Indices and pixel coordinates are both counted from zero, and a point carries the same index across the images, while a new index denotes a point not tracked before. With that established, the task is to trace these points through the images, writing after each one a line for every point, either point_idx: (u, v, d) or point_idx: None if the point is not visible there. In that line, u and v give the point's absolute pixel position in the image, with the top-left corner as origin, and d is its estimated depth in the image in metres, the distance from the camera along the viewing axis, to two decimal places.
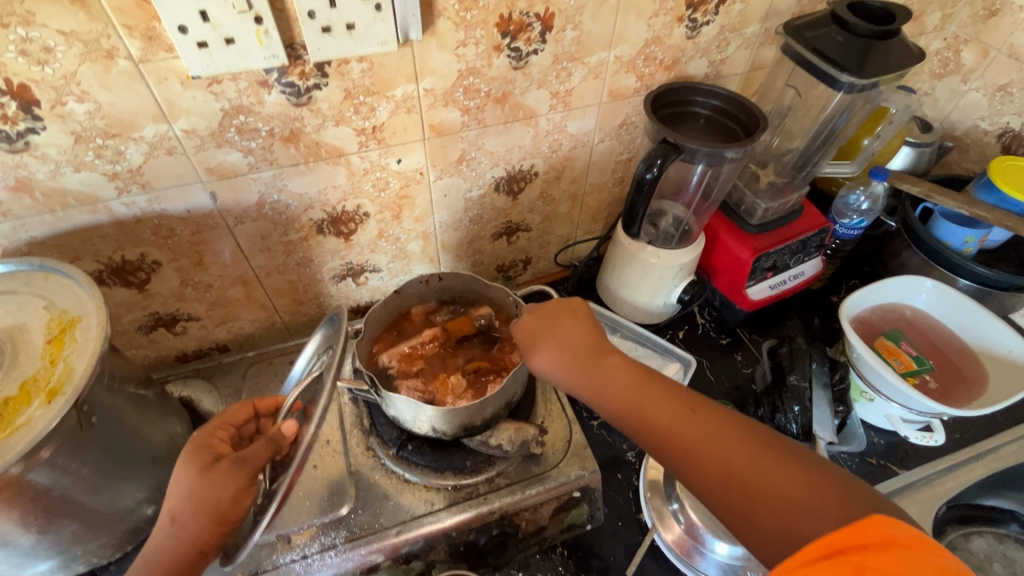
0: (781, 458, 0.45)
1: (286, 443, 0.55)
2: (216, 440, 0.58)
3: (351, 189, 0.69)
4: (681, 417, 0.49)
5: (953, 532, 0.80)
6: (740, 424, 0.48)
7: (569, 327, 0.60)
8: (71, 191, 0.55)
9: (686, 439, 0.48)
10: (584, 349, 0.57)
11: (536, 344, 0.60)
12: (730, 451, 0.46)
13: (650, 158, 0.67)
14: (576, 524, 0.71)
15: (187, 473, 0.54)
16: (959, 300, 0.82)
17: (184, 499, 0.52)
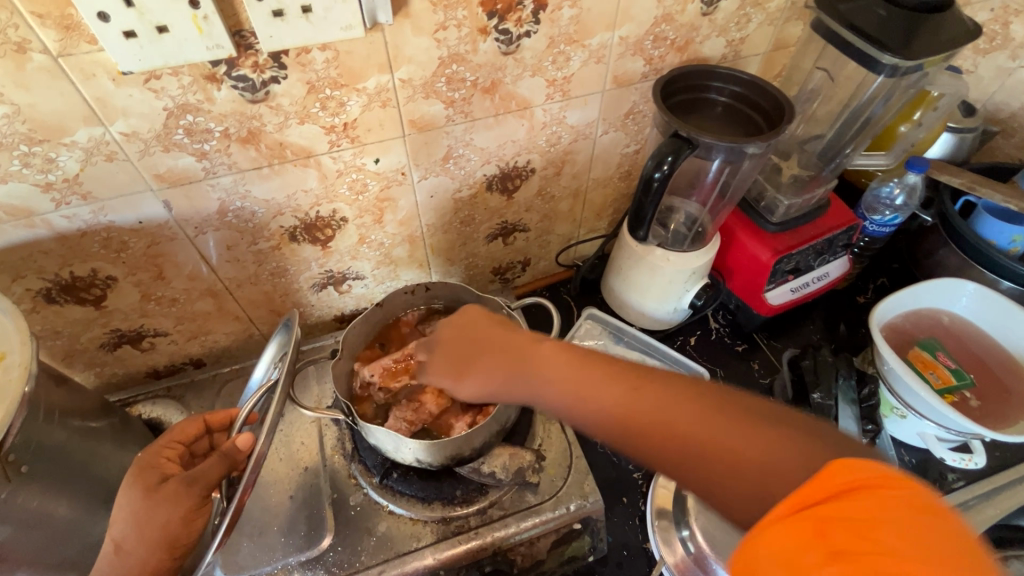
0: (730, 414, 0.37)
1: (242, 458, 0.49)
2: (163, 461, 0.53)
3: (324, 193, 0.62)
4: (628, 394, 0.42)
5: None
6: (679, 387, 0.41)
7: (485, 326, 0.56)
8: (1, 205, 0.49)
9: (640, 417, 0.41)
10: (491, 344, 0.54)
11: (456, 358, 0.56)
12: (680, 421, 0.39)
13: (660, 155, 0.59)
14: (577, 556, 0.66)
15: (131, 501, 0.49)
16: (1006, 306, 0.73)
17: (126, 527, 0.48)
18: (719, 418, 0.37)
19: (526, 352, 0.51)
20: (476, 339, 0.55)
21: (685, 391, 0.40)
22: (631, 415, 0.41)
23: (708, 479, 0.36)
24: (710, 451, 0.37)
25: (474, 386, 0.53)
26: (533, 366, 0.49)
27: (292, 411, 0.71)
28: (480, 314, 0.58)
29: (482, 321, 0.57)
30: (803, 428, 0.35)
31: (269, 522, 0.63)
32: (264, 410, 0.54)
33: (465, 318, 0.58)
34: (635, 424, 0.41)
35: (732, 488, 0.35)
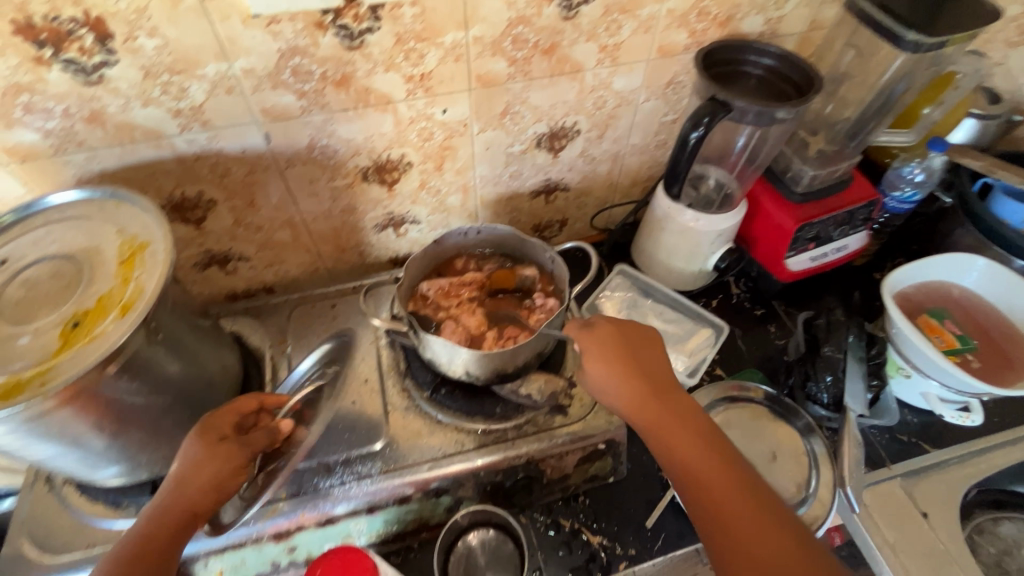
0: (802, 548, 0.47)
1: (281, 438, 0.62)
2: (226, 421, 0.59)
3: (396, 138, 0.70)
4: (711, 466, 0.53)
5: (982, 516, 0.83)
6: (783, 519, 0.49)
7: (667, 390, 0.60)
8: (139, 126, 0.58)
9: (729, 512, 0.50)
10: (663, 390, 0.60)
11: (599, 357, 0.62)
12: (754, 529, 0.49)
13: (697, 116, 0.66)
14: (600, 475, 0.74)
15: (198, 452, 0.56)
16: (1012, 279, 0.79)
17: (186, 467, 0.55)
18: (792, 550, 0.47)
19: (686, 417, 0.58)
20: (667, 385, 0.60)
21: (822, 562, 0.47)
22: (705, 484, 0.53)
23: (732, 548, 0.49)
24: None
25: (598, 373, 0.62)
26: (672, 438, 0.56)
27: (354, 333, 0.80)
28: (648, 334, 0.65)
29: (651, 362, 0.62)
30: None
31: (332, 423, 0.72)
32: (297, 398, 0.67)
33: (652, 348, 0.63)
34: (686, 460, 0.55)
35: None
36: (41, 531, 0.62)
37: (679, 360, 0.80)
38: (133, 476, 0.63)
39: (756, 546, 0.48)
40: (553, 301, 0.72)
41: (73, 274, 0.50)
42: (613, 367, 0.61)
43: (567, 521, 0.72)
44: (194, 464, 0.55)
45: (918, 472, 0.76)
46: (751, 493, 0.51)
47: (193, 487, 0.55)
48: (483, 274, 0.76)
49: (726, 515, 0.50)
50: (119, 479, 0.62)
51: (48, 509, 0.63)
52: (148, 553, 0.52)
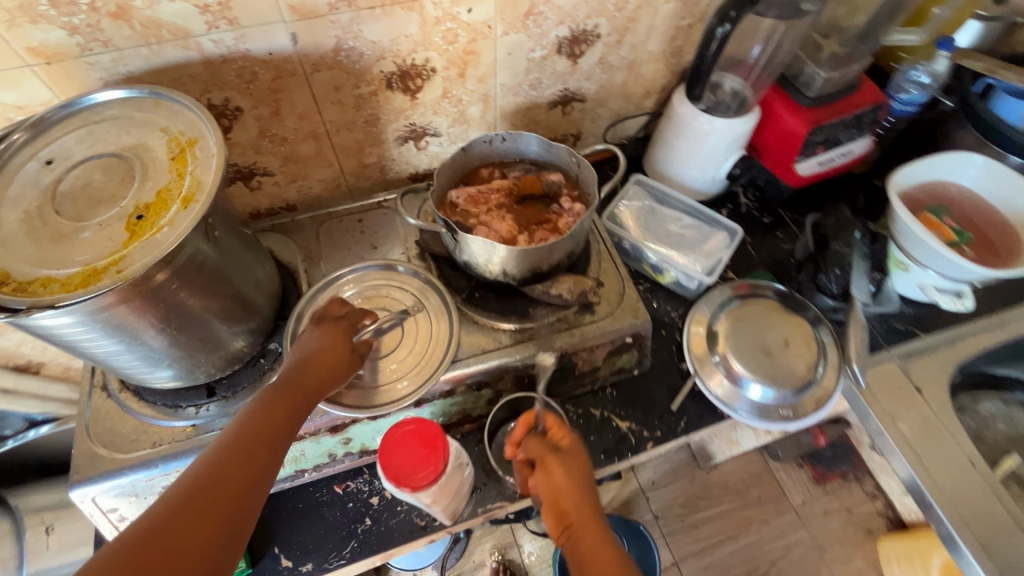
0: None
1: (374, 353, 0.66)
2: (338, 325, 0.63)
3: (421, 40, 0.69)
4: None
5: (965, 396, 0.92)
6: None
7: (576, 466, 0.64)
8: (166, 23, 0.56)
9: None
10: (581, 518, 0.61)
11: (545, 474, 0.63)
12: None
13: (725, 10, 0.67)
14: (626, 367, 0.79)
15: (330, 339, 0.61)
16: (1007, 174, 0.83)
17: (324, 345, 0.60)
18: None
19: (596, 522, 0.61)
20: (592, 515, 0.61)
21: None
22: (594, 547, 0.58)
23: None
24: None
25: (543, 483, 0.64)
26: (587, 539, 0.59)
27: (384, 246, 0.81)
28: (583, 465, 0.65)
29: (570, 473, 0.63)
30: None
31: None
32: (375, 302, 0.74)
33: (577, 464, 0.64)
34: (584, 532, 0.60)
35: None
36: (108, 431, 0.65)
37: (697, 262, 0.83)
38: (188, 379, 0.66)
39: None
40: (580, 206, 0.74)
41: (125, 171, 0.51)
42: (563, 484, 0.62)
43: (597, 409, 0.78)
44: (331, 342, 0.61)
45: (913, 355, 0.83)
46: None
47: (327, 363, 0.59)
48: (509, 181, 0.78)
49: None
50: (174, 382, 0.65)
51: (110, 412, 0.66)
52: (278, 413, 0.53)
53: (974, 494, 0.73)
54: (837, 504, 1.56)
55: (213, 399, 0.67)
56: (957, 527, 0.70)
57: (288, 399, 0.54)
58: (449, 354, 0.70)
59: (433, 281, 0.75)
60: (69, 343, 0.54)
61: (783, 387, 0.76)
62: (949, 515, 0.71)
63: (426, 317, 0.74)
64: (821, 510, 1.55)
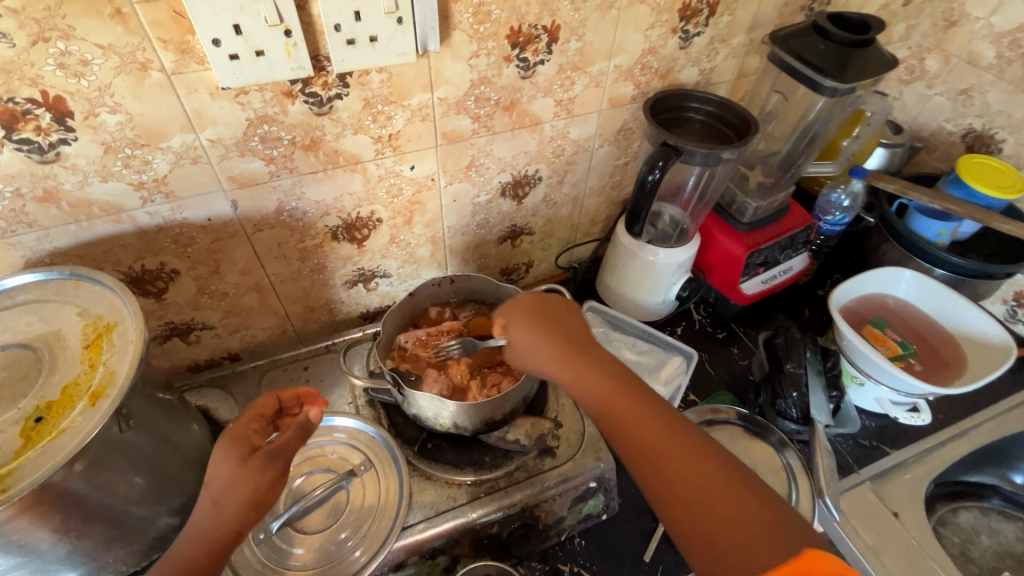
0: (717, 472, 0.47)
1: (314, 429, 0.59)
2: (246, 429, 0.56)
3: (365, 196, 0.71)
4: (638, 406, 0.53)
5: (942, 508, 0.89)
6: (719, 462, 0.48)
7: (605, 365, 0.58)
8: (97, 201, 0.56)
9: (656, 443, 0.50)
10: (575, 342, 0.61)
11: (515, 325, 0.64)
12: (663, 446, 0.50)
13: (653, 160, 0.71)
14: (593, 513, 0.73)
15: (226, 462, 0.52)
16: (938, 288, 0.87)
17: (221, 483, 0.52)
18: (712, 475, 0.47)
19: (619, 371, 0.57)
20: (581, 344, 0.61)
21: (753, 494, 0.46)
22: (659, 465, 0.49)
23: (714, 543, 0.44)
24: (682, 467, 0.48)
25: (517, 336, 0.63)
26: (602, 391, 0.55)
27: (332, 394, 0.78)
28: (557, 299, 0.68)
29: (568, 367, 0.58)
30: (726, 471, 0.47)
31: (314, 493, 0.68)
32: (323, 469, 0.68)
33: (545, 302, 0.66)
34: (621, 421, 0.52)
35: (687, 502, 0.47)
36: None
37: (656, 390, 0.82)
38: None
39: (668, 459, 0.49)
40: None
41: (31, 364, 0.47)
42: (537, 330, 0.62)
43: (566, 565, 0.71)
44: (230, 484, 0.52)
45: (883, 475, 0.80)
46: (668, 427, 0.51)
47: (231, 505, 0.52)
48: (460, 323, 0.77)
49: (686, 498, 0.47)
50: None
51: None
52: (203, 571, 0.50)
53: None
54: None
55: None
56: None
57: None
58: (398, 521, 0.64)
59: (381, 434, 0.71)
60: None
61: None
62: None
63: (373, 477, 0.68)
64: None
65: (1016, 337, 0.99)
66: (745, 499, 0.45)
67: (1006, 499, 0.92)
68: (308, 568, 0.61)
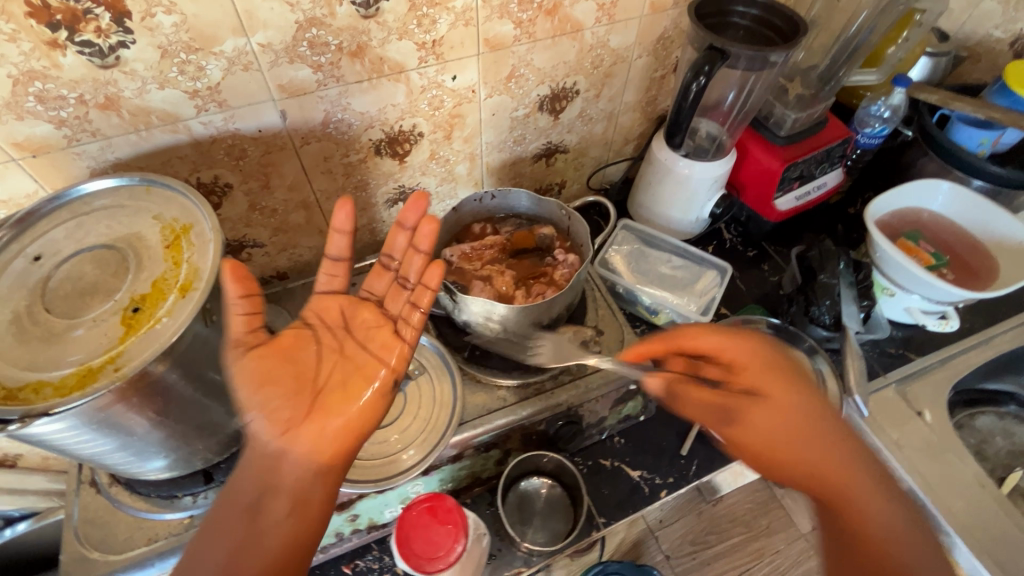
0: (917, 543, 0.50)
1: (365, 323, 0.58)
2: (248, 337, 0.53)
3: (408, 108, 0.70)
4: (843, 467, 0.54)
5: (961, 413, 0.93)
6: (896, 503, 0.53)
7: (840, 438, 0.55)
8: (155, 109, 0.56)
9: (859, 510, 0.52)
10: (817, 419, 0.55)
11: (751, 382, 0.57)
12: (866, 512, 0.52)
13: (698, 66, 0.70)
14: (632, 415, 0.78)
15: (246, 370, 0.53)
16: (975, 199, 0.87)
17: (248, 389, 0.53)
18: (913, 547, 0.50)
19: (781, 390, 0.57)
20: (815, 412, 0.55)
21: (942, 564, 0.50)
22: (864, 528, 0.51)
23: None
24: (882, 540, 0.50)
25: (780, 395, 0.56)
26: (807, 439, 0.54)
27: None
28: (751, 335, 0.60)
29: (789, 401, 0.56)
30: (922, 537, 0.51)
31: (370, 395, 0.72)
32: None
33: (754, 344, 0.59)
34: (829, 482, 0.53)
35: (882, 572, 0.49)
36: (98, 533, 0.62)
37: (692, 301, 0.84)
38: (182, 470, 0.62)
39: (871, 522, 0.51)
40: (574, 257, 0.76)
41: (118, 263, 0.50)
42: (781, 391, 0.56)
43: (606, 459, 0.77)
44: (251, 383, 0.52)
45: (910, 379, 0.84)
46: (851, 468, 0.54)
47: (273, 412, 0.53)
48: (502, 237, 0.78)
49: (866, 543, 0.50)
50: (166, 474, 0.62)
51: (102, 510, 0.63)
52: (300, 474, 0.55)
53: (988, 516, 0.73)
54: None
55: (212, 486, 0.64)
56: (974, 550, 0.70)
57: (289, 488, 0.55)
58: (454, 418, 0.68)
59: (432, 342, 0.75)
60: (58, 446, 0.51)
61: None
62: (965, 539, 0.71)
63: (428, 380, 0.73)
64: None
65: None
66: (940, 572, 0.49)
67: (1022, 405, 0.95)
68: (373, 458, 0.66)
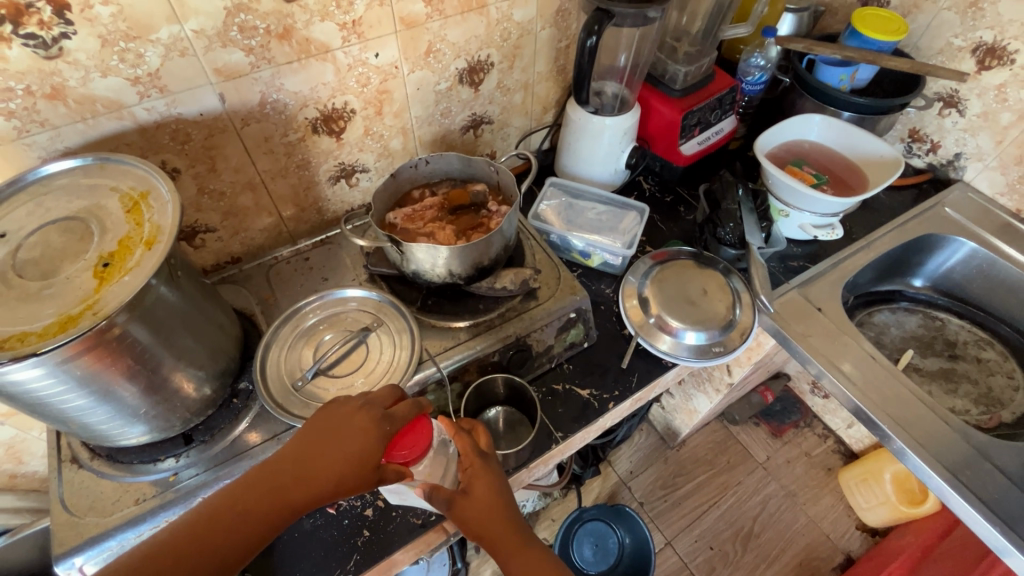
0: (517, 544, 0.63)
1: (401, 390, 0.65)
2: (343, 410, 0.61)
3: (338, 86, 0.78)
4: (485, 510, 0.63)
5: (861, 313, 1.07)
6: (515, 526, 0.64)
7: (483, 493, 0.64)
8: (100, 98, 0.61)
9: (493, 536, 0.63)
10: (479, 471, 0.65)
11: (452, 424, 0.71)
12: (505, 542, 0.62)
13: (589, 25, 0.80)
14: (576, 342, 0.87)
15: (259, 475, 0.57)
16: (841, 125, 1.02)
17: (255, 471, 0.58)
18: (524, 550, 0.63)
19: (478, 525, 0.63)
20: (490, 473, 0.65)
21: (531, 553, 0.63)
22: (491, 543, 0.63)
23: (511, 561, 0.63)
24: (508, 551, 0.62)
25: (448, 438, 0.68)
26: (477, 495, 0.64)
27: (335, 275, 0.87)
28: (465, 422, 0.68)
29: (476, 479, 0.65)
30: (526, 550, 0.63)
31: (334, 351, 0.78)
32: (342, 331, 0.79)
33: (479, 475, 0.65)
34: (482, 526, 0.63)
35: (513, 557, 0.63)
36: (84, 503, 0.65)
37: (617, 239, 0.94)
38: (161, 432, 0.67)
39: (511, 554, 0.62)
40: (506, 207, 0.84)
41: (84, 230, 0.55)
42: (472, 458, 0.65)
43: (558, 384, 0.86)
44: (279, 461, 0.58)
45: (809, 282, 0.97)
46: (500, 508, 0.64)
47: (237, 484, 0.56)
48: (440, 199, 0.86)
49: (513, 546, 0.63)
50: (146, 438, 0.67)
51: (86, 482, 0.67)
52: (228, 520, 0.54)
53: (880, 380, 0.86)
54: (797, 451, 1.67)
55: (192, 446, 0.69)
56: (872, 411, 0.83)
57: (297, 480, 0.57)
58: (414, 359, 0.75)
59: (386, 297, 0.81)
60: (37, 405, 0.55)
61: (711, 327, 0.87)
62: (864, 402, 0.83)
63: (386, 330, 0.79)
64: (785, 459, 1.65)
65: (913, 168, 1.15)
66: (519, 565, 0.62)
67: (911, 300, 1.10)
68: None
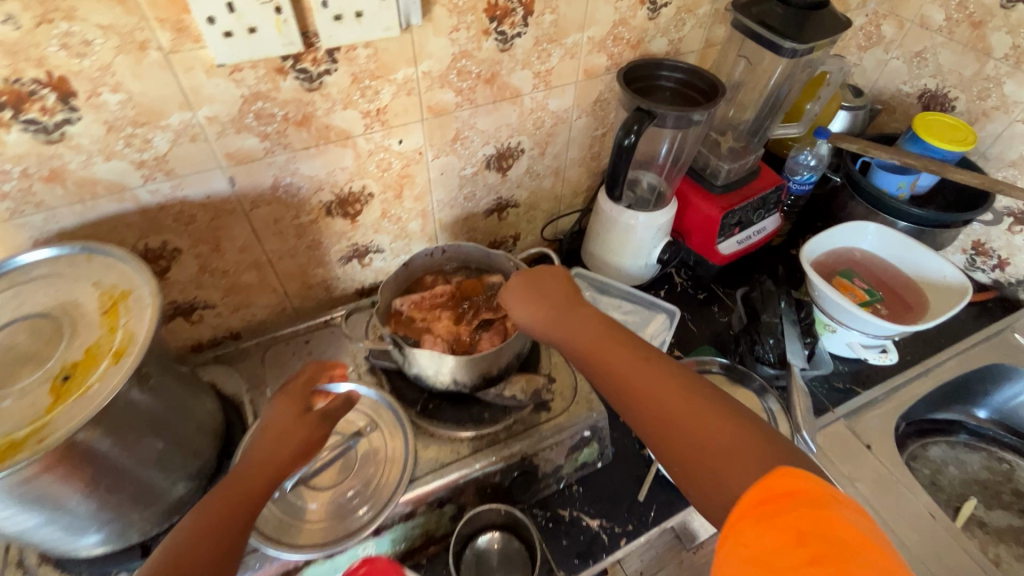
0: (704, 404, 0.48)
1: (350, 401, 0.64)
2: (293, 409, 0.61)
3: (357, 170, 0.74)
4: (637, 365, 0.53)
5: (914, 444, 0.95)
6: (697, 387, 0.50)
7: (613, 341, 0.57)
8: (101, 180, 0.58)
9: (651, 390, 0.50)
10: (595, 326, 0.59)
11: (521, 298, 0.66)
12: (684, 411, 0.48)
13: (628, 125, 0.75)
14: (589, 461, 0.78)
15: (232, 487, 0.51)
16: (898, 237, 0.93)
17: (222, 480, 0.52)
18: (700, 404, 0.48)
19: (611, 366, 0.54)
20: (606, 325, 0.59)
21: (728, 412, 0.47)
22: (676, 425, 0.48)
23: (711, 485, 0.44)
24: (685, 414, 0.48)
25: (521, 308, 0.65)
26: (613, 361, 0.55)
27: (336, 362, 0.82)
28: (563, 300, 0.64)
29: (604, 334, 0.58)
30: (717, 407, 0.48)
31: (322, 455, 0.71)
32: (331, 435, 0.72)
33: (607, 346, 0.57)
34: (647, 399, 0.50)
35: (708, 466, 0.45)
36: None
37: None
38: (118, 542, 0.60)
39: (680, 414, 0.48)
40: None
41: (53, 331, 0.50)
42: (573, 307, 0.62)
43: (565, 509, 0.76)
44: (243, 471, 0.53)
45: (857, 412, 0.86)
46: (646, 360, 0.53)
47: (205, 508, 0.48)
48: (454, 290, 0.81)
49: (681, 406, 0.48)
50: (101, 548, 0.60)
51: None
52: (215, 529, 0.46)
53: (938, 543, 0.74)
54: None
55: None
56: None
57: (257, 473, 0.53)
58: (405, 476, 0.68)
59: (384, 397, 0.75)
60: None
61: None
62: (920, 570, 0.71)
63: (379, 436, 0.72)
64: None
65: (976, 283, 1.05)
66: (724, 428, 0.46)
67: (972, 433, 0.98)
68: (324, 519, 0.65)
